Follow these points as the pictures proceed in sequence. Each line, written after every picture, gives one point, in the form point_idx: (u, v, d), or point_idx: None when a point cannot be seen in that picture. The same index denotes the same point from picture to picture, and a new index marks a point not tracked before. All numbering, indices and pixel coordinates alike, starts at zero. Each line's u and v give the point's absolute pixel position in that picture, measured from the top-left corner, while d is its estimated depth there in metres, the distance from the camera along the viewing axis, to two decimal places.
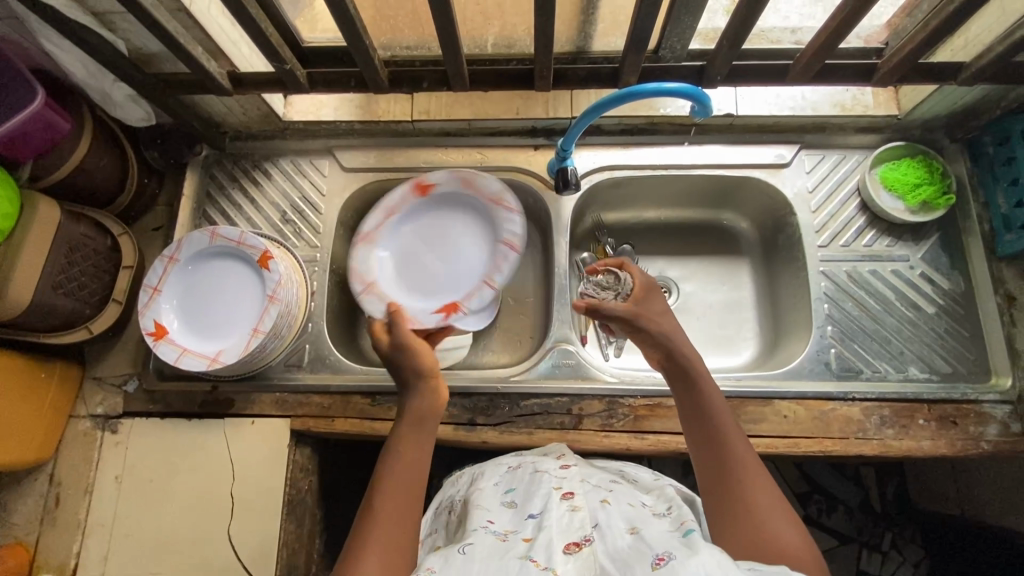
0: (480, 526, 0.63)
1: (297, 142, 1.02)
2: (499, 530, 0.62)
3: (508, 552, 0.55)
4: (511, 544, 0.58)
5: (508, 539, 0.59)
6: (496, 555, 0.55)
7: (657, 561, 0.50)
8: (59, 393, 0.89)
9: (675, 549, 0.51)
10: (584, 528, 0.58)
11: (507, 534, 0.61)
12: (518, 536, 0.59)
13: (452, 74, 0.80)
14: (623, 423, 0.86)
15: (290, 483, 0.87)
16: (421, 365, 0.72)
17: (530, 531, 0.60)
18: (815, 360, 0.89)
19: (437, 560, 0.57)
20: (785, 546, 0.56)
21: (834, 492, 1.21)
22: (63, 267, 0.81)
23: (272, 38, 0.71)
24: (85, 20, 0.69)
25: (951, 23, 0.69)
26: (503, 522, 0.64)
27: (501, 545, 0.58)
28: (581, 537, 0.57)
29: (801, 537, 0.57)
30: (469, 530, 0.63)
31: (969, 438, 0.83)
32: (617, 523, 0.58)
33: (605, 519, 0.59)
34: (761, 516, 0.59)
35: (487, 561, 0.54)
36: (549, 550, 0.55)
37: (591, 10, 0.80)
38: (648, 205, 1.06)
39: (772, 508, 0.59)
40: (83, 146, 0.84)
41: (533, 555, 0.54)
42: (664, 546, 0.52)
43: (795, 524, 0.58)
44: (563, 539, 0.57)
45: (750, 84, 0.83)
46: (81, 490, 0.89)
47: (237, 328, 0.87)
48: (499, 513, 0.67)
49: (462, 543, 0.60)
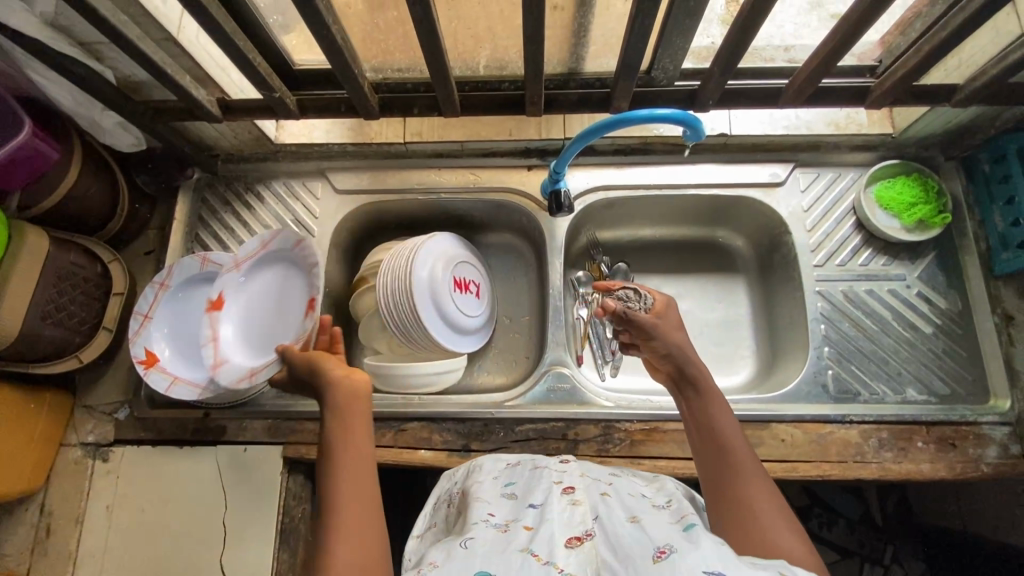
0: (479, 518, 0.60)
1: (290, 164, 1.01)
2: (499, 522, 0.59)
3: (509, 545, 0.53)
4: (512, 535, 0.55)
5: (508, 529, 0.57)
6: (497, 548, 0.52)
7: (657, 555, 0.48)
8: (50, 422, 0.88)
9: (676, 543, 0.50)
10: (586, 521, 0.55)
11: (507, 525, 0.58)
12: (518, 525, 0.57)
13: (443, 99, 0.79)
14: (620, 448, 0.85)
15: (283, 512, 0.86)
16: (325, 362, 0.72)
17: (531, 520, 0.57)
18: (813, 382, 0.88)
19: (438, 555, 0.53)
20: (790, 551, 0.54)
21: (835, 505, 1.17)
22: (52, 297, 0.81)
23: (260, 68, 0.70)
24: (71, 52, 0.69)
25: (946, 47, 0.68)
26: (503, 514, 0.60)
27: (501, 537, 0.55)
28: (582, 531, 0.54)
29: (804, 542, 0.55)
30: (467, 524, 0.60)
31: (969, 461, 0.82)
32: (618, 514, 0.56)
33: (605, 511, 0.57)
34: (764, 519, 0.56)
35: (487, 554, 0.52)
36: (550, 544, 0.52)
37: (583, 34, 0.78)
38: (644, 224, 1.06)
39: (765, 504, 0.57)
40: (74, 174, 0.84)
41: (535, 548, 0.52)
42: (665, 539, 0.51)
43: (796, 526, 0.56)
44: (564, 533, 0.54)
45: (744, 106, 0.82)
46: (71, 521, 0.88)
47: (229, 360, 0.87)
48: (497, 503, 0.64)
49: (462, 536, 0.56)
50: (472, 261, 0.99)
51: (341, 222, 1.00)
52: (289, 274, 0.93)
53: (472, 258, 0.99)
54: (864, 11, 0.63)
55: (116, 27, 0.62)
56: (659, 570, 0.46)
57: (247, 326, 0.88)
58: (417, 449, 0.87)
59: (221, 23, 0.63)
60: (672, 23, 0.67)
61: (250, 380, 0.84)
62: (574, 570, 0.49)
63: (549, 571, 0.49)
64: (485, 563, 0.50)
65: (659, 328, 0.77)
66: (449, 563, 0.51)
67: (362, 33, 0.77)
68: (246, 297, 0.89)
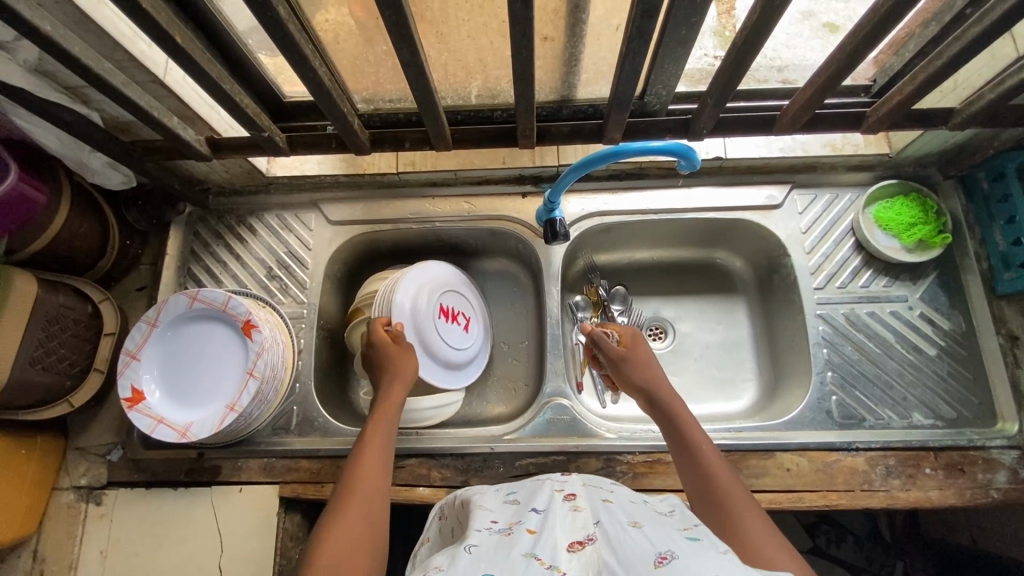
0: (482, 526, 0.58)
1: (282, 196, 1.00)
2: (502, 527, 0.57)
3: (512, 549, 0.51)
4: (516, 538, 0.54)
5: (512, 532, 0.55)
6: (501, 553, 0.51)
7: (660, 560, 0.47)
8: (42, 467, 0.87)
9: (678, 549, 0.49)
10: (587, 527, 0.54)
11: (510, 528, 0.57)
12: (522, 528, 0.56)
13: (434, 134, 0.79)
14: (623, 481, 0.84)
15: (280, 554, 0.84)
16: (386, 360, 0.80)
17: (535, 523, 0.56)
18: (816, 409, 0.87)
19: (443, 559, 0.52)
20: (781, 561, 0.53)
21: (843, 521, 1.15)
22: (42, 342, 0.80)
23: (248, 108, 0.70)
24: (56, 97, 0.68)
25: (942, 75, 0.68)
26: (505, 519, 0.59)
27: (504, 541, 0.54)
28: (584, 536, 0.53)
29: (794, 553, 0.55)
30: (470, 530, 0.58)
31: (978, 486, 0.81)
32: (619, 518, 0.55)
33: (607, 516, 0.55)
34: (754, 536, 0.56)
35: (491, 560, 0.50)
36: (553, 548, 0.51)
37: (574, 63, 0.77)
38: (640, 248, 1.05)
39: (762, 531, 0.57)
40: (63, 214, 0.83)
41: (539, 552, 0.50)
42: (666, 545, 0.49)
43: (782, 540, 0.56)
44: (566, 538, 0.52)
45: (740, 133, 0.81)
46: (64, 567, 0.86)
47: (211, 402, 0.84)
48: (500, 510, 0.63)
49: (466, 542, 0.55)
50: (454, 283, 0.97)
51: (334, 254, 0.98)
52: (212, 325, 0.87)
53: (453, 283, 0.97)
54: (858, 41, 0.63)
55: (100, 76, 0.61)
56: None
57: (194, 381, 0.86)
58: (415, 487, 0.85)
59: (207, 69, 0.62)
60: (664, 52, 0.66)
61: (229, 415, 0.81)
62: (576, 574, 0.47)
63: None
64: (491, 566, 0.49)
65: (631, 361, 0.79)
66: (454, 567, 0.49)
67: (351, 68, 0.76)
68: (191, 352, 0.87)
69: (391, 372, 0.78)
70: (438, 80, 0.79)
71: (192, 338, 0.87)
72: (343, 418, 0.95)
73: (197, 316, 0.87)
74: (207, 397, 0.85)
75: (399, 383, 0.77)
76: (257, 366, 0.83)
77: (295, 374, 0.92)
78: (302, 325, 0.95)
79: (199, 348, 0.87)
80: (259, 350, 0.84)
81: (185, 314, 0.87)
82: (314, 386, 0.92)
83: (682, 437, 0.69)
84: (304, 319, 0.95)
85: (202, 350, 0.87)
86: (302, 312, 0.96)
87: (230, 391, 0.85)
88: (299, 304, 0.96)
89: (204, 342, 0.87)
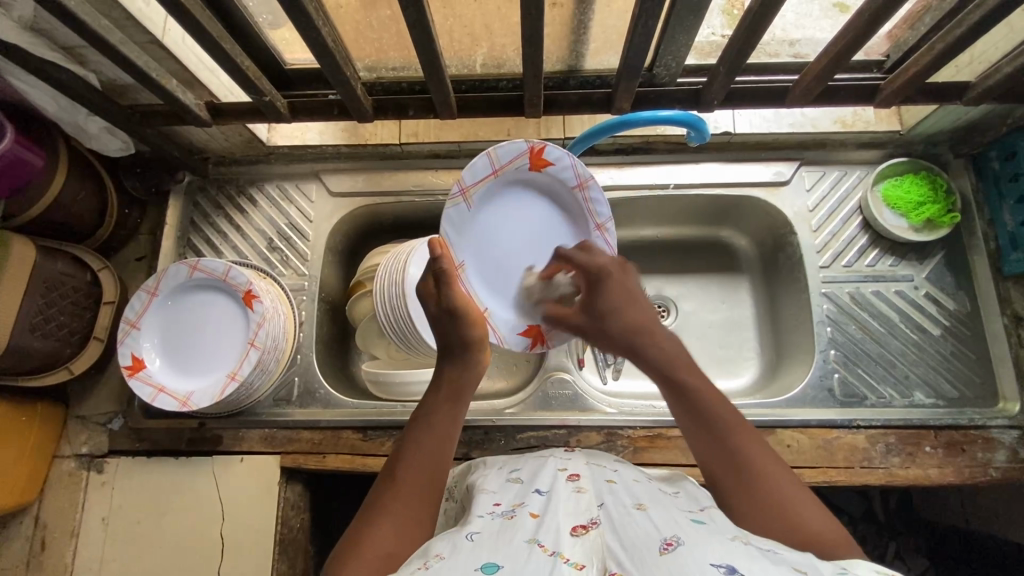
0: (484, 510, 0.56)
1: (282, 166, 0.98)
2: (506, 509, 0.56)
3: (515, 534, 0.50)
4: (518, 522, 0.52)
5: (515, 515, 0.54)
6: (502, 537, 0.50)
7: (664, 547, 0.47)
8: (43, 434, 0.87)
9: (683, 534, 0.49)
10: (591, 510, 0.53)
11: (513, 511, 0.55)
12: (525, 512, 0.54)
13: (439, 102, 0.78)
14: (624, 455, 0.84)
15: (281, 522, 0.85)
16: (472, 336, 0.67)
17: (537, 506, 0.55)
18: (818, 387, 0.87)
19: (443, 546, 0.50)
20: (813, 517, 0.53)
21: (837, 502, 1.12)
22: (40, 308, 0.79)
23: (249, 72, 0.68)
24: (51, 56, 0.66)
25: (959, 46, 0.66)
26: (509, 501, 0.58)
27: (507, 525, 0.52)
28: (588, 520, 0.52)
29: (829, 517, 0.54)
30: (472, 515, 0.56)
31: (977, 465, 0.81)
32: (624, 501, 0.55)
33: (611, 499, 0.55)
34: (812, 528, 0.52)
35: (491, 546, 0.49)
36: (556, 533, 0.50)
37: (582, 31, 0.75)
38: (646, 223, 1.02)
39: (791, 488, 0.55)
40: (60, 181, 0.82)
41: (542, 538, 0.49)
42: (671, 530, 0.49)
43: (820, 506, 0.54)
44: (569, 522, 0.51)
45: (750, 106, 0.80)
46: (67, 534, 0.86)
47: (214, 370, 0.84)
48: (502, 491, 0.61)
49: (467, 529, 0.53)
50: (457, 213, 0.78)
51: (336, 226, 0.97)
52: (210, 298, 0.86)
53: (455, 225, 0.79)
54: (875, 9, 0.61)
55: (98, 33, 0.60)
56: (666, 563, 0.45)
57: (193, 353, 0.85)
58: None
59: (207, 28, 0.61)
60: (674, 22, 0.64)
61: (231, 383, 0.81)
62: (580, 559, 0.47)
63: (557, 562, 0.46)
64: (495, 555, 0.47)
65: (614, 275, 0.72)
66: (455, 555, 0.48)
67: (355, 32, 0.74)
68: (193, 321, 0.86)
69: (462, 345, 0.67)
70: (444, 49, 0.78)
71: (190, 311, 0.87)
72: (344, 390, 0.95)
73: (200, 287, 0.87)
74: (205, 369, 0.85)
75: (472, 374, 0.66)
76: (259, 336, 0.83)
77: (297, 346, 0.92)
78: (303, 297, 0.94)
79: (199, 320, 0.86)
80: (260, 321, 0.83)
81: (185, 285, 0.87)
82: (315, 358, 0.92)
83: (694, 400, 0.60)
84: (305, 291, 0.95)
85: (204, 321, 0.86)
86: (303, 284, 0.95)
87: (229, 360, 0.84)
88: (300, 277, 0.95)
89: (203, 314, 0.86)
